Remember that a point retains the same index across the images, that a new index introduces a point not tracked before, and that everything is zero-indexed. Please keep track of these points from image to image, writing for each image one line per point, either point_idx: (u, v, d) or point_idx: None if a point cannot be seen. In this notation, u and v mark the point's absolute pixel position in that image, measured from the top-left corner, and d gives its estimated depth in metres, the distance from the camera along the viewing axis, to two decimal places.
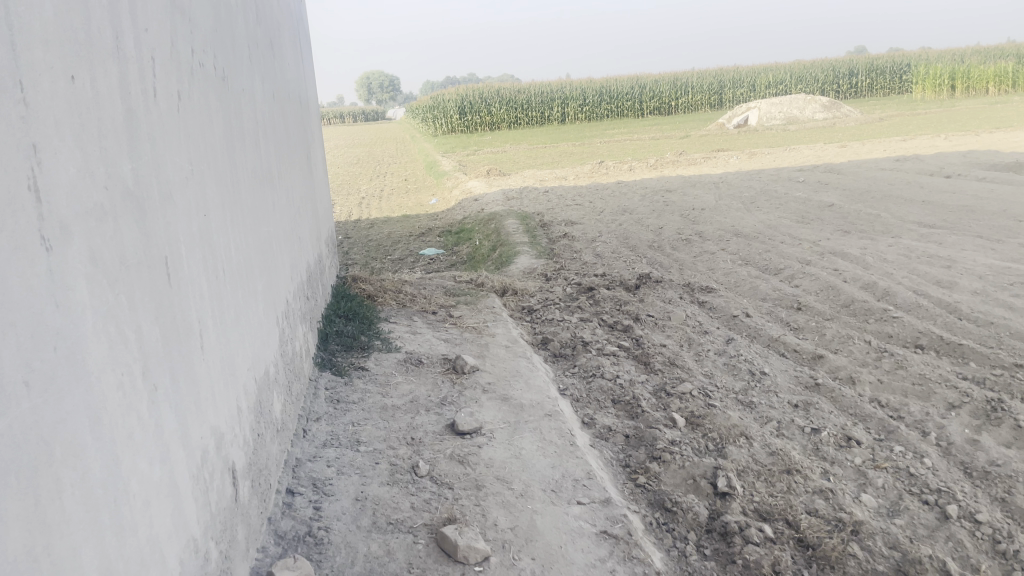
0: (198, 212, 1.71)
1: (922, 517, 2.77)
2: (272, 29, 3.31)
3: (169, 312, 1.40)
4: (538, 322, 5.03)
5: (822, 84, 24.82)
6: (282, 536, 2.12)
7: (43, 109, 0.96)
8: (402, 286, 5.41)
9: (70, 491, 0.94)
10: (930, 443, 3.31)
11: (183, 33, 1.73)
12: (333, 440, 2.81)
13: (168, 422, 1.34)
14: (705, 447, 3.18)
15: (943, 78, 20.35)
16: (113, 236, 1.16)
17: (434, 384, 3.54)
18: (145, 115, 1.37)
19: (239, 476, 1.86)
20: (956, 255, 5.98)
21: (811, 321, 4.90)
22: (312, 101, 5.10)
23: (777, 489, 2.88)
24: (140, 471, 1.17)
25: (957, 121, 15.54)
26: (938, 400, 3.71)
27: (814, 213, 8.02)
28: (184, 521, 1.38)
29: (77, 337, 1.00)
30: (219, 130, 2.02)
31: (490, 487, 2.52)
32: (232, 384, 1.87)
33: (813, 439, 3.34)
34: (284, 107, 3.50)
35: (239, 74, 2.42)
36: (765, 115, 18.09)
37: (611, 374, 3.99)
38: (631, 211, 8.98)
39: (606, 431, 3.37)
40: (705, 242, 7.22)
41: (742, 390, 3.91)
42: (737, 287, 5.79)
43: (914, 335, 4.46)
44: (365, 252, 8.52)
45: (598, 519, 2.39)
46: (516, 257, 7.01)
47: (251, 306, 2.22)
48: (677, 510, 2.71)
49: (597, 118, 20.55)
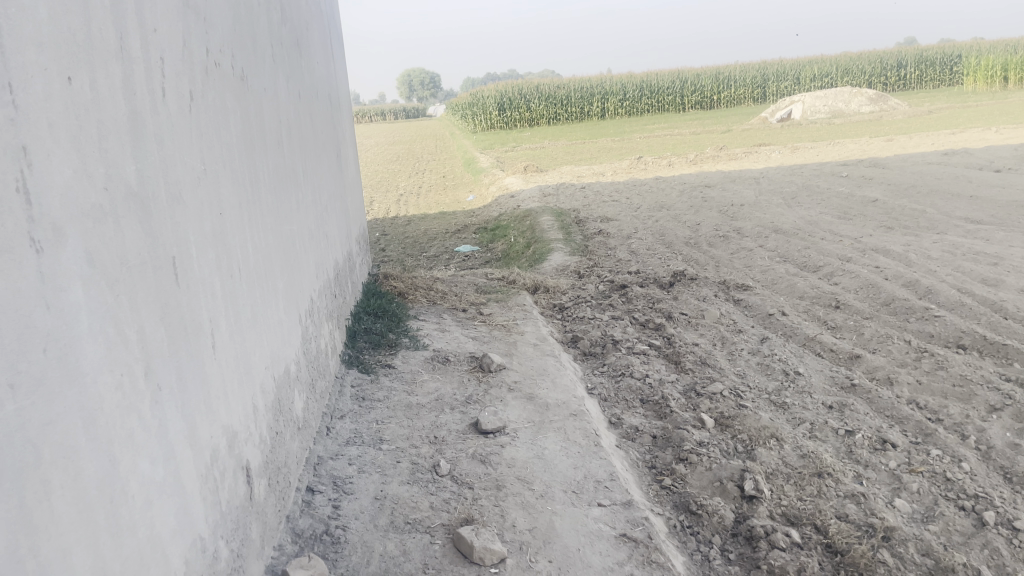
0: (212, 213, 1.71)
1: (957, 523, 2.68)
2: (298, 29, 3.33)
3: (176, 313, 1.40)
4: (569, 320, 5.00)
5: (870, 77, 24.26)
6: (299, 535, 2.13)
7: (36, 111, 0.96)
8: (434, 284, 5.41)
9: (59, 494, 0.93)
10: (970, 447, 3.21)
11: (197, 32, 1.74)
12: (356, 438, 2.82)
13: (174, 422, 1.33)
14: (734, 450, 3.12)
15: (996, 70, 19.64)
16: (114, 237, 1.15)
17: (461, 382, 3.54)
18: (152, 116, 1.38)
19: (255, 474, 1.86)
20: (1004, 252, 5.78)
21: (850, 320, 4.78)
22: (344, 100, 5.14)
23: (807, 493, 2.81)
24: (140, 471, 1.16)
25: (1011, 114, 14.99)
26: (979, 402, 3.60)
27: (857, 209, 7.83)
28: (190, 520, 1.38)
29: (71, 337, 0.99)
30: (237, 131, 2.02)
31: (511, 487, 2.50)
32: (247, 382, 1.87)
33: (847, 442, 3.26)
34: (310, 105, 3.52)
35: (261, 73, 2.44)
36: (809, 109, 17.73)
37: (640, 374, 3.95)
38: (668, 207, 8.86)
39: (632, 431, 3.33)
40: (743, 238, 7.11)
41: (774, 390, 3.82)
42: (773, 285, 5.68)
43: (957, 335, 4.34)
44: (401, 248, 8.57)
45: (617, 522, 2.36)
46: (550, 254, 6.96)
47: (270, 304, 2.22)
48: (702, 513, 2.66)
49: (637, 112, 20.40)
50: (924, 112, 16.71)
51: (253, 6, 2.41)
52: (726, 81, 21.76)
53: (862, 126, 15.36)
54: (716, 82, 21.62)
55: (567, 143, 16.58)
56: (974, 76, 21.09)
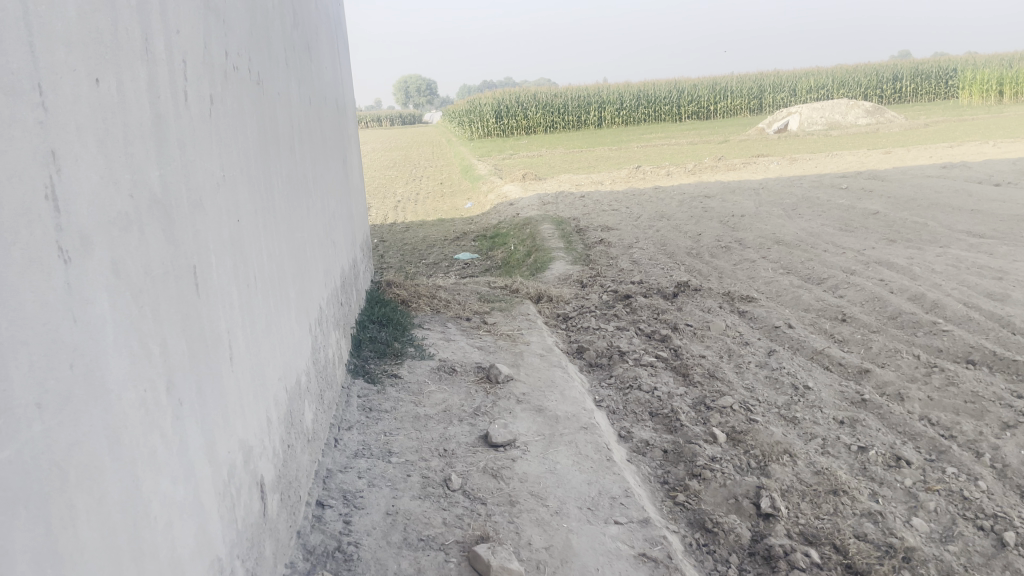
0: (229, 220, 1.66)
1: (977, 544, 2.64)
2: (308, 32, 3.29)
3: (196, 324, 1.34)
4: (573, 330, 4.95)
5: (866, 90, 24.32)
6: (311, 551, 2.06)
7: (64, 113, 0.91)
8: (437, 292, 5.36)
9: (84, 518, 0.87)
10: (985, 465, 3.17)
11: (216, 34, 1.69)
12: (364, 450, 2.76)
13: (193, 438, 1.28)
14: (748, 465, 3.08)
15: (991, 85, 19.71)
16: (139, 245, 1.10)
17: (468, 393, 3.49)
18: (175, 120, 1.33)
19: (268, 490, 1.81)
20: (1008, 266, 5.76)
21: (857, 334, 4.74)
22: (350, 106, 5.10)
23: (823, 511, 2.76)
24: (161, 491, 1.11)
25: (1008, 128, 15.04)
26: (992, 419, 3.56)
27: (857, 220, 7.83)
28: (208, 539, 1.32)
29: (97, 352, 0.94)
30: (253, 136, 1.97)
31: (524, 503, 2.45)
32: (262, 395, 1.82)
33: (860, 458, 3.22)
34: (319, 111, 3.48)
35: (274, 77, 2.39)
36: (807, 120, 17.76)
37: (648, 386, 3.90)
38: (668, 217, 8.83)
39: (643, 445, 3.28)
40: (745, 249, 7.08)
41: (784, 404, 3.78)
42: (778, 296, 5.64)
43: (966, 350, 4.30)
44: (400, 256, 8.51)
45: (636, 540, 2.30)
46: (552, 263, 6.92)
47: (283, 313, 2.17)
48: (718, 531, 2.61)
49: (635, 121, 20.42)
50: (922, 125, 16.75)
51: (268, 10, 2.37)
52: (723, 92, 21.81)
53: (859, 139, 15.38)
54: (713, 92, 21.66)
55: (565, 152, 16.57)
56: (969, 90, 21.18)
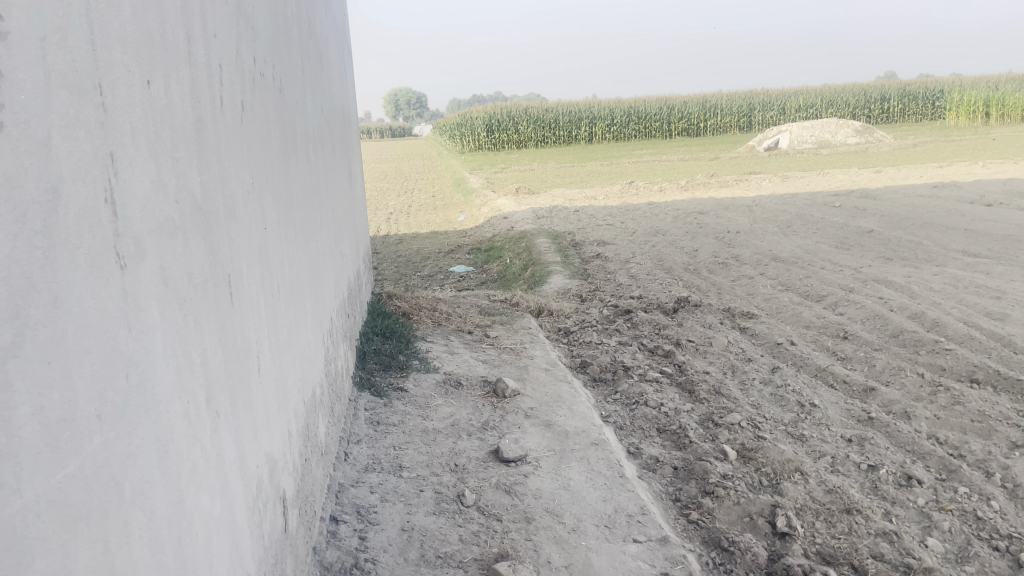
0: (257, 229, 1.62)
1: (993, 564, 2.62)
2: (320, 44, 3.26)
3: (231, 333, 1.31)
4: (575, 345, 4.92)
5: (854, 110, 24.48)
6: (328, 567, 2.02)
7: (120, 115, 0.88)
8: (437, 305, 5.31)
9: (137, 538, 0.84)
10: (996, 485, 3.15)
11: (246, 41, 1.66)
12: (375, 465, 2.71)
13: (228, 450, 1.24)
14: (760, 483, 3.05)
15: (977, 106, 19.85)
16: (183, 253, 1.07)
17: (475, 407, 3.45)
18: (213, 125, 1.30)
19: (289, 505, 1.77)
20: (1006, 286, 5.77)
21: (860, 352, 4.73)
22: (353, 118, 5.07)
23: (838, 530, 2.74)
24: (201, 506, 1.07)
25: (995, 149, 15.13)
26: (1000, 438, 3.55)
27: (852, 239, 7.84)
28: (241, 555, 1.28)
29: (148, 363, 0.90)
30: (276, 144, 1.94)
31: (541, 521, 2.41)
32: (283, 408, 1.78)
33: (871, 477, 3.20)
34: (329, 123, 3.45)
35: (293, 85, 2.36)
36: (797, 138, 17.84)
37: (655, 402, 3.87)
38: (663, 233, 8.83)
39: (653, 462, 3.25)
40: (742, 266, 7.08)
41: (791, 421, 3.76)
42: (779, 313, 5.64)
43: (969, 369, 4.30)
44: (395, 268, 8.48)
45: (656, 559, 2.27)
46: (549, 277, 6.90)
47: (300, 324, 2.12)
48: (734, 550, 2.58)
49: (626, 137, 20.51)
50: (910, 145, 16.85)
51: (287, 20, 2.35)
52: (714, 108, 21.95)
53: (849, 158, 15.45)
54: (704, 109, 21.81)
55: (557, 166, 16.61)
56: (956, 110, 21.32)
